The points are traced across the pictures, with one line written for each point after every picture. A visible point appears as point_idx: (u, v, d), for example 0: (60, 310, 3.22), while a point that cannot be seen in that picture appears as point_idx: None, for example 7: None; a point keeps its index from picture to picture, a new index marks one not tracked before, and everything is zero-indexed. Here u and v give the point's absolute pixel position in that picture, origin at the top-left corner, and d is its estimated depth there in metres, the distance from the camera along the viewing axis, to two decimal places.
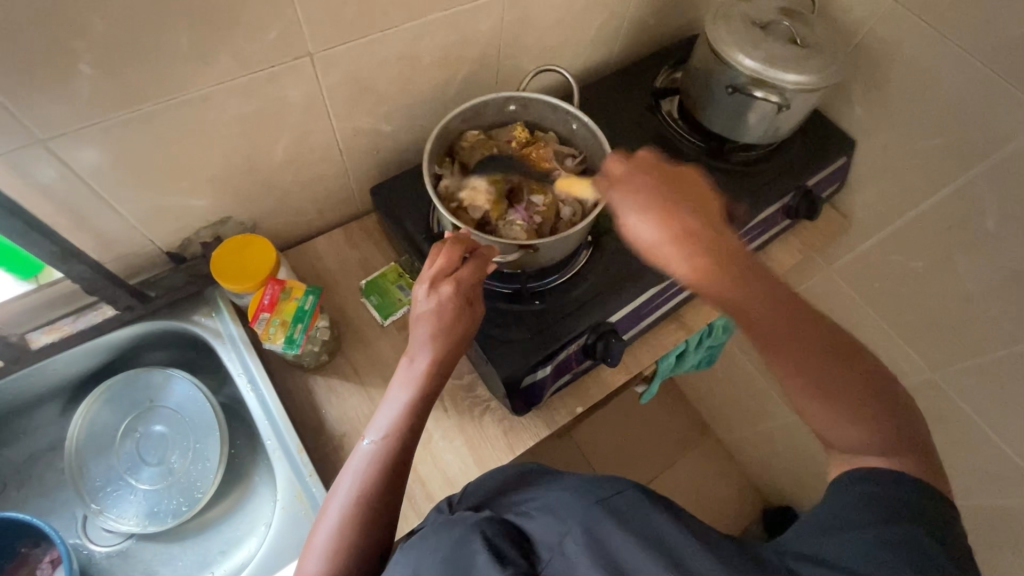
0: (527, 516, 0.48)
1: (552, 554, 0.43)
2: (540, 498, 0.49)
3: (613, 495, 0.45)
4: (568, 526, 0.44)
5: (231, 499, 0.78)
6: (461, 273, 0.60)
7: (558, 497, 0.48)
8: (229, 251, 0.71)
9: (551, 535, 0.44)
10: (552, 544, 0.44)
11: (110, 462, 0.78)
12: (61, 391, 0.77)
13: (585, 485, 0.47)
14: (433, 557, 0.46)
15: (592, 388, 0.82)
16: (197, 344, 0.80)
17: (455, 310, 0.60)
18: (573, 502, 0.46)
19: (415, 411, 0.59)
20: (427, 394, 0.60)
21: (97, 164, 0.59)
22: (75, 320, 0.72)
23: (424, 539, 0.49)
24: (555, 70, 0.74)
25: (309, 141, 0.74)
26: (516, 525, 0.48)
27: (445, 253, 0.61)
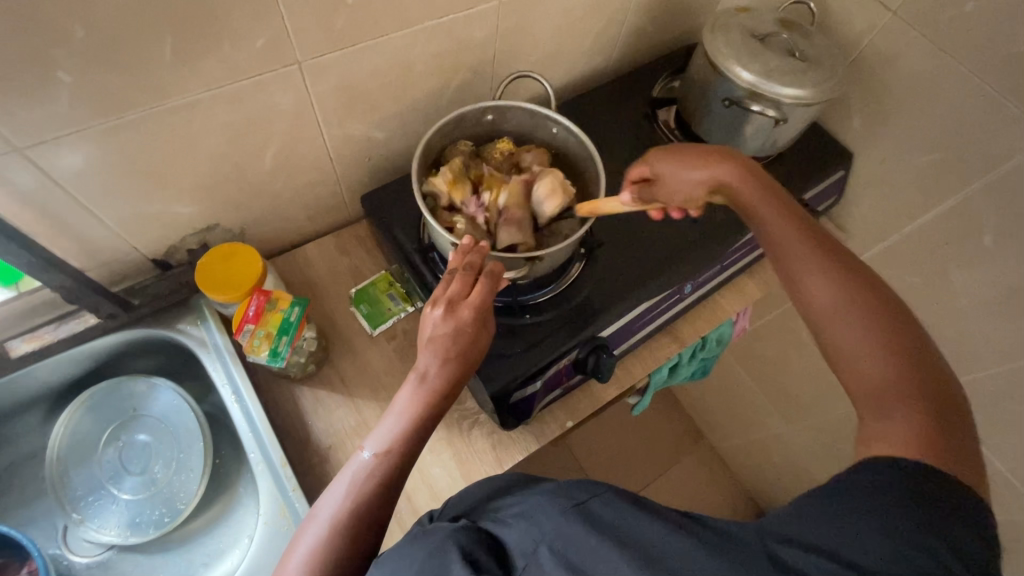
0: (503, 523, 0.46)
1: (527, 560, 0.41)
2: (519, 504, 0.47)
3: (590, 500, 0.43)
4: (544, 532, 0.42)
5: (214, 509, 0.76)
6: (480, 295, 0.59)
7: (537, 501, 0.46)
8: (214, 261, 0.70)
9: (528, 542, 0.42)
10: (527, 550, 0.42)
11: (92, 471, 0.77)
12: (43, 399, 0.76)
13: (560, 488, 0.46)
14: (407, 564, 0.45)
15: (582, 401, 0.81)
16: (183, 353, 0.79)
17: (470, 333, 0.58)
18: (550, 508, 0.44)
19: (420, 430, 0.58)
20: (432, 416, 0.58)
21: (79, 172, 0.58)
22: (56, 328, 0.71)
23: (400, 548, 0.48)
24: (532, 77, 0.73)
25: (299, 148, 0.73)
26: (494, 531, 0.46)
27: (460, 276, 0.60)
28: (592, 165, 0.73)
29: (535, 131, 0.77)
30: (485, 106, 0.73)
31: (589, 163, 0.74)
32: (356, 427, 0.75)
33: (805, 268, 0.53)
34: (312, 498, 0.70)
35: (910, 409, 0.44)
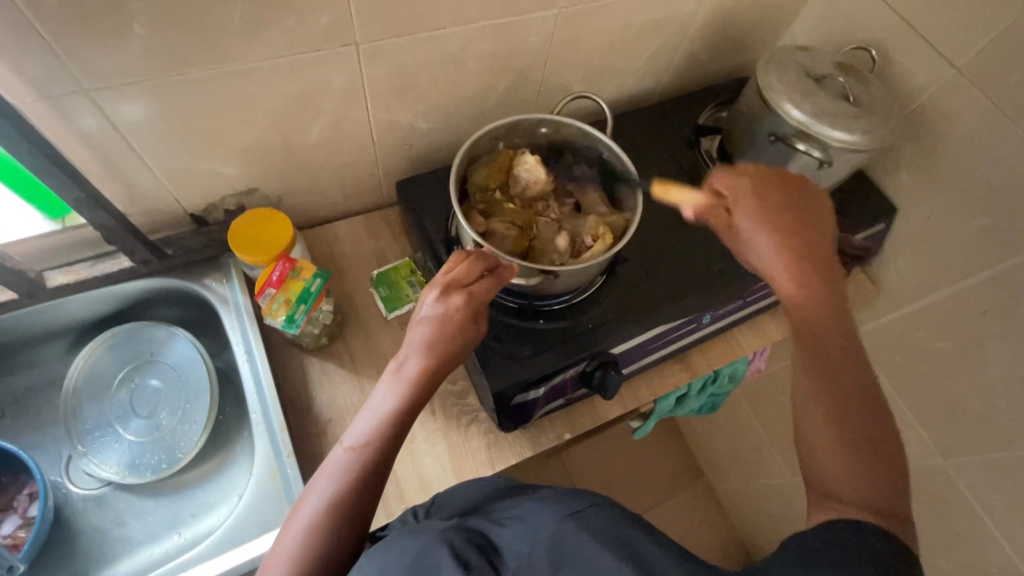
0: (499, 524, 0.46)
1: (518, 562, 0.42)
2: (516, 507, 0.48)
3: (587, 508, 0.44)
4: (539, 536, 0.43)
5: (210, 463, 0.78)
6: (478, 287, 0.60)
7: (535, 505, 0.47)
8: (247, 225, 0.72)
9: (521, 546, 0.43)
10: (521, 551, 0.42)
11: (103, 408, 0.79)
12: (69, 331, 0.79)
13: (560, 494, 0.47)
14: (397, 561, 0.44)
15: (582, 415, 0.80)
16: (205, 309, 0.81)
17: (461, 323, 0.59)
18: (546, 513, 0.45)
19: (399, 421, 0.58)
20: (414, 406, 0.58)
21: (137, 121, 0.61)
22: (92, 265, 0.74)
23: (390, 542, 0.47)
24: (591, 97, 0.76)
25: (344, 128, 0.75)
26: (484, 531, 0.46)
27: (465, 264, 0.61)
28: (632, 200, 0.72)
29: (584, 152, 0.77)
30: (542, 117, 0.73)
31: (630, 195, 0.73)
32: (357, 405, 0.76)
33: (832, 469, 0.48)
34: (304, 467, 0.71)
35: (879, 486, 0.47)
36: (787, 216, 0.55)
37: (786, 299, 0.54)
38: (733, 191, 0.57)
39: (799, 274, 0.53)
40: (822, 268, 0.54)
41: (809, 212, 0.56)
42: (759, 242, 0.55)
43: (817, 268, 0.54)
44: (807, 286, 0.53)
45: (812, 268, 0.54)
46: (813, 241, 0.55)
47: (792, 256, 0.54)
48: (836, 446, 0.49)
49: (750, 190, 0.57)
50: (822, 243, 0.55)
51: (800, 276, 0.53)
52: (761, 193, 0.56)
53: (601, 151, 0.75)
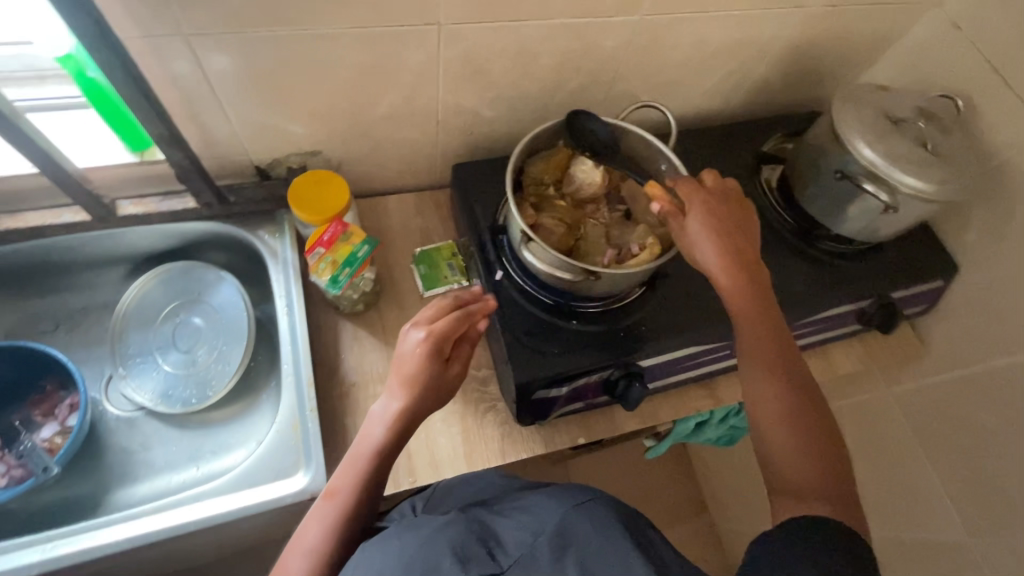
0: (502, 517, 0.49)
1: (519, 553, 0.44)
2: (517, 503, 0.51)
3: (586, 502, 0.47)
4: (539, 529, 0.45)
5: (235, 406, 0.81)
6: (438, 324, 0.61)
7: (539, 497, 0.50)
8: (308, 184, 0.75)
9: (522, 537, 0.46)
10: (522, 539, 0.45)
11: (147, 337, 0.83)
12: (128, 260, 0.83)
13: (561, 491, 0.50)
14: (399, 555, 0.46)
15: (599, 423, 0.80)
16: (254, 259, 0.84)
17: (430, 368, 0.61)
18: (550, 506, 0.47)
19: (379, 464, 0.61)
20: (391, 448, 0.61)
21: (225, 70, 0.64)
22: (161, 201, 0.77)
23: (393, 535, 0.49)
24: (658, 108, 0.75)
25: (412, 105, 0.77)
26: (485, 524, 0.48)
27: (436, 307, 0.64)
28: None
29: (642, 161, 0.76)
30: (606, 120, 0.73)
31: None
32: (382, 374, 0.77)
33: (787, 461, 0.55)
34: (324, 425, 0.74)
35: (822, 470, 0.54)
36: (728, 223, 0.64)
37: (728, 296, 0.62)
38: (688, 194, 0.65)
39: (735, 273, 0.62)
40: (754, 267, 0.63)
41: (735, 216, 0.65)
42: (705, 248, 0.63)
43: (754, 269, 0.63)
44: (747, 292, 0.61)
45: (745, 267, 0.62)
46: (749, 253, 0.64)
47: (732, 264, 0.62)
48: (790, 442, 0.55)
49: (711, 199, 0.65)
50: (755, 249, 0.65)
51: (736, 280, 0.62)
52: (712, 199, 0.65)
53: (659, 162, 0.74)
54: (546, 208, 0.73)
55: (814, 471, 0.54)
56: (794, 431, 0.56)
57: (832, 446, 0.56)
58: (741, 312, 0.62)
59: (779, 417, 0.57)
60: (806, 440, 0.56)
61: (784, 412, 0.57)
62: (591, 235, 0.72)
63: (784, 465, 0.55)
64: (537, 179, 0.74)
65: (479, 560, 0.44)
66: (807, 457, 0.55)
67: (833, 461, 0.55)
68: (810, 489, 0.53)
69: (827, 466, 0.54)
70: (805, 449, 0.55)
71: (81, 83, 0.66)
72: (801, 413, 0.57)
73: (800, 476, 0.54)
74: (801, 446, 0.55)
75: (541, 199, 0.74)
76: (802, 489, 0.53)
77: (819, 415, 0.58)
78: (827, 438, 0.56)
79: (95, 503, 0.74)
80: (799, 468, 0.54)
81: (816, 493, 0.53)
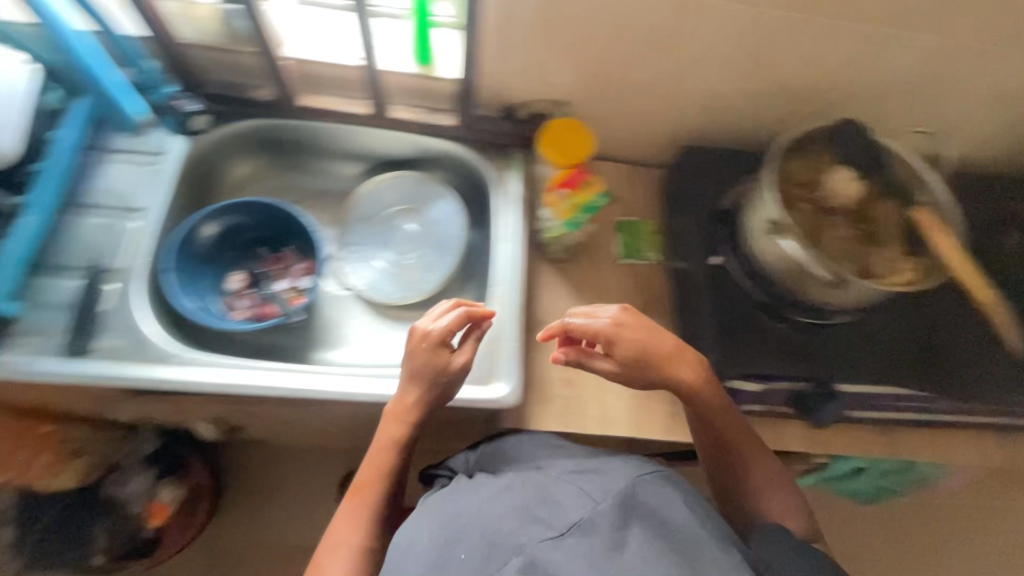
0: (567, 528, 0.51)
1: (581, 520, 0.51)
2: (570, 496, 0.54)
3: (647, 476, 0.56)
4: (602, 499, 0.53)
5: (429, 312, 0.87)
6: (430, 327, 0.66)
7: (607, 465, 0.58)
8: (562, 131, 0.78)
9: (582, 503, 0.53)
10: (591, 489, 0.54)
11: (366, 230, 0.91)
12: (370, 160, 0.92)
13: (635, 462, 0.59)
14: (463, 517, 0.54)
15: (769, 433, 0.78)
16: (476, 186, 0.89)
17: (429, 360, 0.66)
18: (610, 478, 0.55)
19: (393, 458, 0.66)
20: (400, 436, 0.66)
21: (530, 4, 0.69)
22: (424, 110, 0.83)
23: (457, 493, 0.59)
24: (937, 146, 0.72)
25: (671, 77, 0.78)
26: (545, 526, 0.51)
27: (435, 312, 0.68)
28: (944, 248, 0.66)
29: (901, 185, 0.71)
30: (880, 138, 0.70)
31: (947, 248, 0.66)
32: None
33: (773, 504, 0.65)
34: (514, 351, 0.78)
35: (785, 500, 0.65)
36: (652, 358, 0.64)
37: (688, 381, 0.64)
38: (607, 331, 0.64)
39: (694, 368, 0.65)
40: (698, 367, 0.65)
41: (647, 333, 0.65)
42: (661, 376, 0.64)
43: (679, 368, 0.64)
44: (705, 385, 0.65)
45: (687, 380, 0.64)
46: (665, 349, 0.64)
47: (665, 379, 0.64)
48: (755, 478, 0.66)
49: (631, 331, 0.64)
50: (688, 355, 0.65)
51: (669, 369, 0.64)
52: (631, 331, 0.64)
53: (925, 192, 0.69)
54: (795, 203, 0.69)
55: (780, 501, 0.65)
56: (781, 483, 0.66)
57: (777, 473, 0.67)
58: (694, 393, 0.65)
59: (748, 469, 0.66)
60: (733, 441, 0.67)
61: (755, 458, 0.67)
62: (835, 243, 0.68)
63: (769, 508, 0.65)
64: (790, 172, 0.71)
65: (541, 516, 0.52)
66: (759, 478, 0.66)
67: (777, 481, 0.66)
68: (806, 533, 0.63)
69: (788, 488, 0.66)
70: (740, 455, 0.67)
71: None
72: (757, 462, 0.67)
73: (756, 486, 0.66)
74: (744, 497, 0.66)
75: (792, 193, 0.70)
76: (771, 513, 0.65)
77: (753, 446, 0.67)
78: (772, 472, 0.67)
79: (303, 352, 0.84)
80: (764, 492, 0.65)
81: (782, 514, 0.64)
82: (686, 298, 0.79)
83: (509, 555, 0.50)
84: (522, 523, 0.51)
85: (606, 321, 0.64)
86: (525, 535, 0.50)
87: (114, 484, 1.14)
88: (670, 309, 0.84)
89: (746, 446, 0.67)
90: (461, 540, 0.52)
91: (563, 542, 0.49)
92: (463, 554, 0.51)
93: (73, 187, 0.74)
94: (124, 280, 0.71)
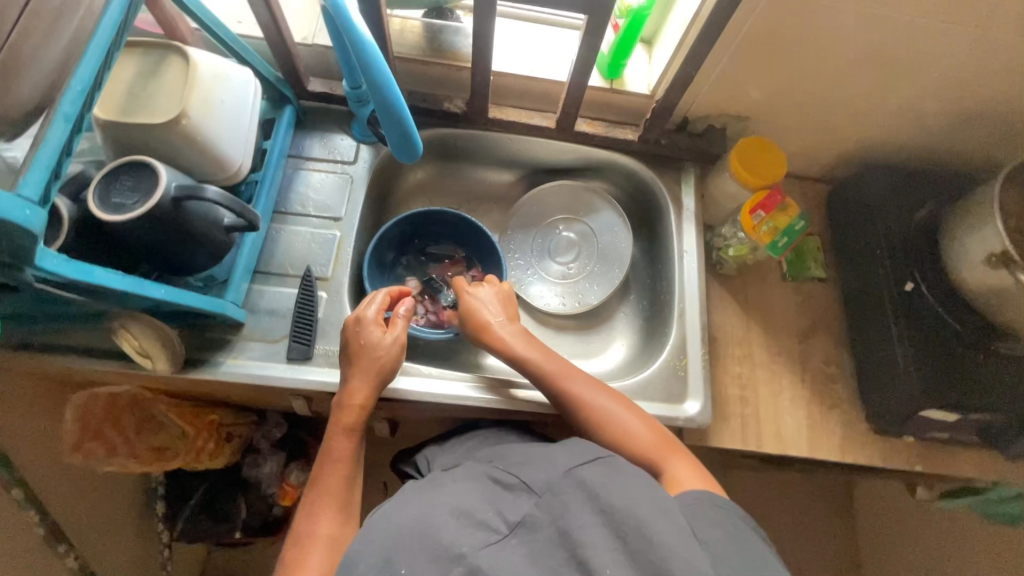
0: (517, 523, 0.48)
1: (523, 525, 0.47)
2: (525, 495, 0.50)
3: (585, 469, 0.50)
4: (547, 508, 0.48)
5: (593, 322, 0.89)
6: (362, 312, 0.68)
7: (547, 451, 0.55)
8: (755, 148, 0.76)
9: (531, 510, 0.49)
10: (535, 482, 0.51)
11: (528, 237, 0.92)
12: (531, 168, 0.92)
13: (569, 449, 0.54)
14: (403, 523, 0.49)
15: (942, 459, 0.78)
16: (643, 199, 0.89)
17: (364, 340, 0.66)
18: (547, 464, 0.53)
19: (343, 446, 0.65)
20: (349, 436, 0.65)
21: (749, 30, 0.66)
22: (607, 126, 0.83)
23: (406, 493, 0.54)
24: None
25: (871, 100, 0.75)
26: (498, 519, 0.48)
27: (371, 297, 0.71)
28: None
29: None
30: None
31: None
32: (741, 340, 0.83)
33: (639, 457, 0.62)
34: None
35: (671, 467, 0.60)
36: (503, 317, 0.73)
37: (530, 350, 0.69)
38: (470, 293, 0.75)
39: (539, 342, 0.71)
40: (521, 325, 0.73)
41: (511, 305, 0.75)
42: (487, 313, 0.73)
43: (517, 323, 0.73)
44: (519, 328, 0.72)
45: (510, 319, 0.73)
46: (527, 323, 0.73)
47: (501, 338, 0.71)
48: (633, 429, 0.63)
49: (496, 297, 0.75)
50: (512, 305, 0.75)
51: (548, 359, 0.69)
52: (501, 304, 0.74)
53: None
54: None
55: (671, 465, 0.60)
56: (639, 422, 0.64)
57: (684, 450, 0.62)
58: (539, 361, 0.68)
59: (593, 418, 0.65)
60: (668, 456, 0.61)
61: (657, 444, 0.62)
62: None
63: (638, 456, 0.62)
64: None
65: (501, 508, 0.49)
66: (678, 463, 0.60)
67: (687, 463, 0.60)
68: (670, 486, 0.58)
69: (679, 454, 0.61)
70: (660, 450, 0.61)
71: (636, 12, 0.71)
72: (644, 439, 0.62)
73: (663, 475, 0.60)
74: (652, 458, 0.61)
75: None
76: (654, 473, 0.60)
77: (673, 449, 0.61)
78: (681, 457, 0.61)
79: (472, 356, 0.84)
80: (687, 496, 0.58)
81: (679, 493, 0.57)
82: (866, 322, 0.79)
83: (450, 566, 0.44)
84: (456, 528, 0.47)
85: (492, 289, 0.75)
86: (459, 542, 0.46)
87: (249, 465, 1.13)
88: (837, 329, 0.84)
89: (634, 411, 0.65)
90: (407, 552, 0.46)
91: (506, 545, 0.46)
92: (406, 568, 0.45)
93: (278, 194, 0.76)
94: (332, 290, 0.74)
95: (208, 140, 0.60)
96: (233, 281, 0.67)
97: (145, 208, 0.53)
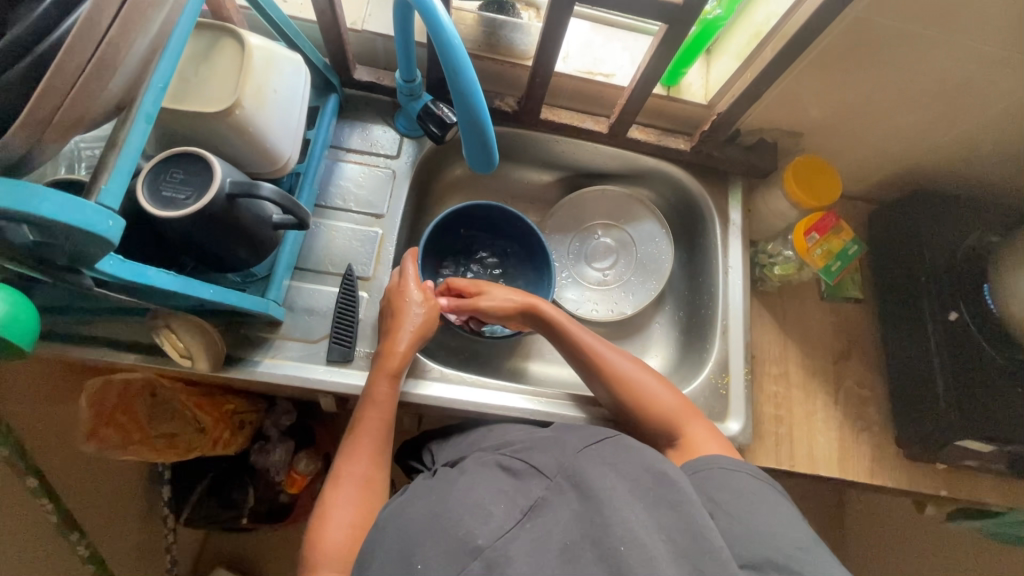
0: (530, 511, 0.47)
1: (534, 515, 0.46)
2: (536, 484, 0.50)
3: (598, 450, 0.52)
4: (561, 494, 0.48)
5: (628, 330, 0.87)
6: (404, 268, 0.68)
7: (557, 438, 0.56)
8: (811, 167, 0.76)
9: (540, 496, 0.48)
10: (546, 467, 0.52)
11: (564, 241, 0.89)
12: (573, 171, 0.90)
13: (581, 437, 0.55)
14: (420, 515, 0.48)
15: (966, 486, 0.79)
16: (686, 210, 0.87)
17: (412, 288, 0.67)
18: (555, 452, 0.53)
19: (371, 412, 0.62)
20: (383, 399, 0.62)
21: (823, 49, 0.64)
22: (659, 134, 0.82)
23: (420, 492, 0.53)
24: None
25: (932, 128, 0.74)
26: (512, 505, 0.47)
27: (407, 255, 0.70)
28: None
29: None
30: None
31: None
32: (776, 357, 0.83)
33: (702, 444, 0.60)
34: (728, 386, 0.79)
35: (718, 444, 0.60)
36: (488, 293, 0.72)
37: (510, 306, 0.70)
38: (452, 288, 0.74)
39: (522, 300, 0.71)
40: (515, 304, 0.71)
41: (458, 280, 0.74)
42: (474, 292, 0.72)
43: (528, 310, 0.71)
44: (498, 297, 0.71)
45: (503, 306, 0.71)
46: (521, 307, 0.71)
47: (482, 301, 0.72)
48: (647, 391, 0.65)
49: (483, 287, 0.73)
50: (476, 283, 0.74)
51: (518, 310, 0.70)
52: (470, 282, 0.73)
53: None
54: None
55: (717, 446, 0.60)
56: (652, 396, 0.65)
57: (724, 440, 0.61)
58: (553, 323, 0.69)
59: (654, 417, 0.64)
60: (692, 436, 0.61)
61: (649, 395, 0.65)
62: None
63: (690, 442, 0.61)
64: None
65: (515, 494, 0.49)
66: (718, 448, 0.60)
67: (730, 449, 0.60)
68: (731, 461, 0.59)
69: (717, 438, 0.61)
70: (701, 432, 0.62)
71: (709, 22, 0.70)
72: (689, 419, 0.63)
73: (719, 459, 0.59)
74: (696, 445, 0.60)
75: None
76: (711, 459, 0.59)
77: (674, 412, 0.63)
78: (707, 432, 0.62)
79: (506, 363, 0.82)
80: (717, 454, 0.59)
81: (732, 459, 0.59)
82: (905, 348, 0.79)
83: (467, 559, 0.43)
84: (472, 519, 0.45)
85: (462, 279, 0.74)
86: (475, 532, 0.44)
87: (258, 453, 1.04)
88: (871, 352, 0.85)
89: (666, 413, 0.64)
90: (423, 545, 0.45)
91: (521, 532, 0.45)
92: (423, 563, 0.44)
93: (319, 186, 0.73)
94: (373, 291, 0.72)
95: (259, 134, 0.57)
96: (273, 279, 0.65)
97: (197, 205, 0.50)
